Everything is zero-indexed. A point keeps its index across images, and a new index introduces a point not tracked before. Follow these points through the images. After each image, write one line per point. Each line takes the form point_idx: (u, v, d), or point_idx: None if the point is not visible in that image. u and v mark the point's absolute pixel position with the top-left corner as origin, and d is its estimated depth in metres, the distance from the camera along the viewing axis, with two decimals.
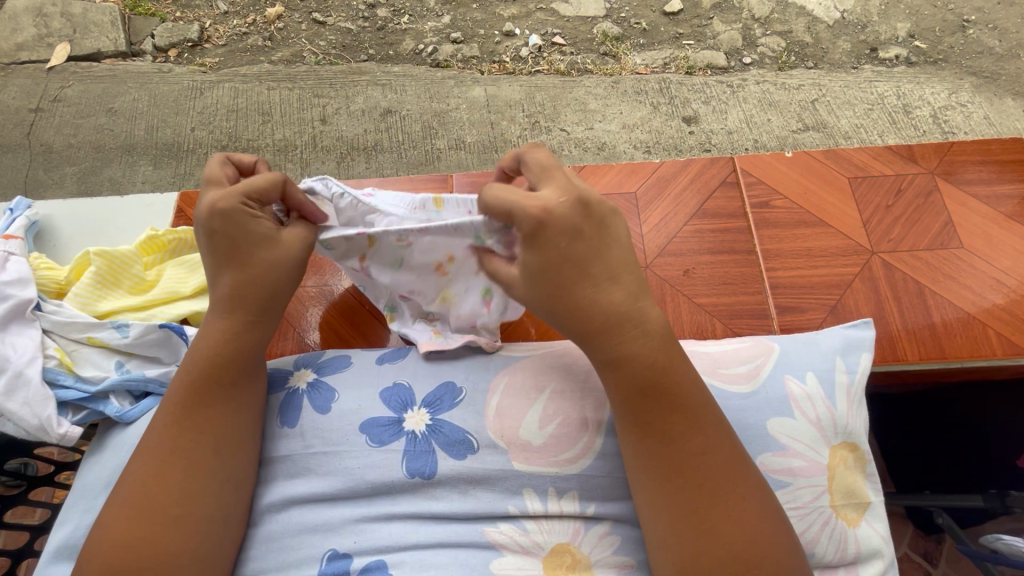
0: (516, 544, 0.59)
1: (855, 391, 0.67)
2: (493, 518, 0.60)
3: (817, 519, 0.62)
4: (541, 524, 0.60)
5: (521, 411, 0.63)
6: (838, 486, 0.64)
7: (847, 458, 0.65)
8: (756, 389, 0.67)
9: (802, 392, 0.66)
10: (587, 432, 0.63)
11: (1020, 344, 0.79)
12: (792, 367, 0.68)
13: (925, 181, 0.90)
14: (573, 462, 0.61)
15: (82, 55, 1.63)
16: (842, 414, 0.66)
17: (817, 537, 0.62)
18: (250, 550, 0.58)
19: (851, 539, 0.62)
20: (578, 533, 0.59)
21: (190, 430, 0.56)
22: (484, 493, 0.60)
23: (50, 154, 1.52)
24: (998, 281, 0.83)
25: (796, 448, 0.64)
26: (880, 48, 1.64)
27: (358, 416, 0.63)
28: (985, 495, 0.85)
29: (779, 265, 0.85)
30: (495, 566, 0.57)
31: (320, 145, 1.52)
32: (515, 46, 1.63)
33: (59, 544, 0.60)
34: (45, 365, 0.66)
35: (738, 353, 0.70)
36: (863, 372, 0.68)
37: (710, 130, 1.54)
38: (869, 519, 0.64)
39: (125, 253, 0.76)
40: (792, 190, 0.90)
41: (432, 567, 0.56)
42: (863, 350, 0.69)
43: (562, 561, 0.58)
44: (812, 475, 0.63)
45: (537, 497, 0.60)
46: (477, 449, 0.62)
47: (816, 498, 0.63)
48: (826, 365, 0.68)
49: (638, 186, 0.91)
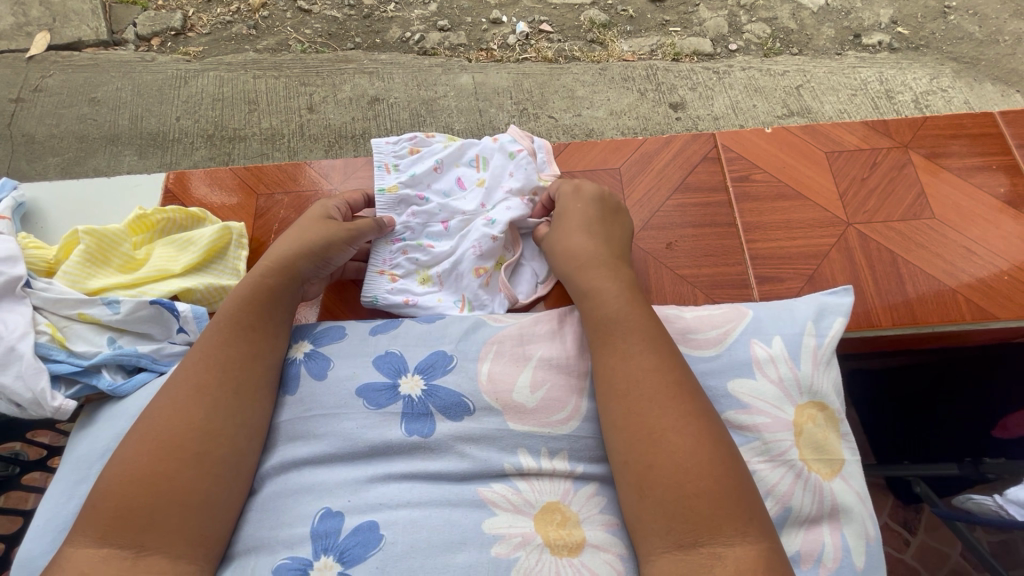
0: (508, 503, 0.58)
1: (823, 353, 0.68)
2: (487, 477, 0.60)
3: (789, 472, 0.63)
4: (533, 484, 0.60)
5: (513, 377, 0.65)
6: (807, 442, 0.65)
7: (816, 416, 0.66)
8: (720, 353, 0.69)
9: (766, 355, 0.68)
10: (574, 396, 0.64)
11: (992, 312, 0.82)
12: (760, 332, 0.70)
13: (899, 155, 0.93)
14: (564, 423, 0.63)
15: (63, 44, 1.61)
16: (806, 374, 0.68)
17: (791, 490, 0.63)
18: (248, 514, 0.58)
19: (826, 492, 0.63)
20: (568, 493, 0.60)
21: (198, 396, 0.58)
22: (481, 453, 0.61)
23: (32, 144, 1.51)
24: (970, 250, 0.86)
25: (758, 406, 0.66)
26: (863, 34, 1.66)
27: (352, 382, 0.65)
28: (962, 464, 0.88)
29: (759, 237, 0.87)
30: (486, 524, 0.56)
31: (307, 133, 1.52)
32: (502, 34, 1.63)
33: (54, 511, 0.60)
34: (37, 340, 0.67)
35: (711, 319, 0.72)
36: (835, 335, 0.70)
37: (696, 116, 1.56)
38: (843, 476, 0.65)
39: (114, 231, 0.77)
40: (769, 163, 0.92)
41: (424, 528, 0.55)
42: (837, 315, 0.71)
43: (553, 518, 0.58)
44: (777, 431, 0.65)
45: (531, 455, 0.61)
46: (474, 411, 0.63)
47: (785, 452, 0.64)
48: (795, 331, 0.70)
49: (622, 162, 0.93)
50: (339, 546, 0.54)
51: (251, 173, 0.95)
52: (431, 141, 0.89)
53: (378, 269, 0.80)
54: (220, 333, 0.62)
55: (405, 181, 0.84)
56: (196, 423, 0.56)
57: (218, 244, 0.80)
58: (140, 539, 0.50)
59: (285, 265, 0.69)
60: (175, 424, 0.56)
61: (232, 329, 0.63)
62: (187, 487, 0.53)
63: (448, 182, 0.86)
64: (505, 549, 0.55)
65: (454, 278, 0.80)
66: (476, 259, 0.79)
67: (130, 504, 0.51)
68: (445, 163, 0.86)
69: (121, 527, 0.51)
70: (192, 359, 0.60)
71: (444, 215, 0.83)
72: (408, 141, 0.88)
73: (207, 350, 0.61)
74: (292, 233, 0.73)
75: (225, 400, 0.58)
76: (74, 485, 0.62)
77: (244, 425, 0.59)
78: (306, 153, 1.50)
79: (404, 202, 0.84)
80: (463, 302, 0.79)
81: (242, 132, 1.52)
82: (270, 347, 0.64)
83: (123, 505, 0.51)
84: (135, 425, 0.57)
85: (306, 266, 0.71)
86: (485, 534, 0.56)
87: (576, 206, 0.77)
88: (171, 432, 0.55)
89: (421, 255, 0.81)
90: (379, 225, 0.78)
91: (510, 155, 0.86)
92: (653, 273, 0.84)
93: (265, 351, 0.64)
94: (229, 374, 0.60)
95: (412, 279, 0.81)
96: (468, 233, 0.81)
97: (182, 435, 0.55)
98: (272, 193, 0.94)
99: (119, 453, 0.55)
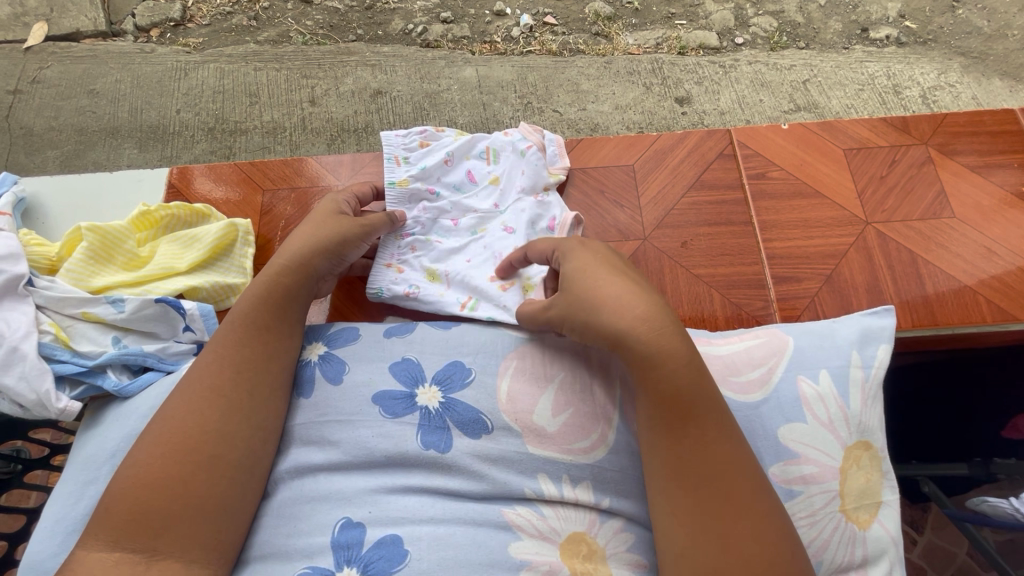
0: (534, 528, 0.57)
1: (870, 387, 0.67)
2: (508, 499, 0.59)
3: (828, 524, 0.63)
4: (558, 511, 0.59)
5: (534, 398, 0.64)
6: (849, 488, 0.64)
7: (860, 458, 0.65)
8: (767, 396, 0.67)
9: (814, 393, 0.66)
10: (600, 423, 0.63)
11: (1011, 312, 0.81)
12: (804, 367, 0.68)
13: (918, 153, 0.91)
14: (588, 452, 0.61)
15: (61, 35, 1.58)
16: (854, 412, 0.66)
17: (828, 541, 0.62)
18: (265, 525, 0.56)
19: (861, 540, 0.63)
20: (594, 524, 0.58)
21: (213, 403, 0.56)
22: (501, 475, 0.59)
23: (30, 137, 1.48)
24: (990, 249, 0.85)
25: (808, 455, 0.64)
26: (870, 29, 1.64)
27: (368, 388, 0.63)
28: (970, 464, 0.89)
29: (775, 237, 0.85)
30: (513, 549, 0.55)
31: (309, 127, 1.50)
32: (506, 26, 1.61)
33: (61, 522, 0.59)
34: (40, 340, 0.65)
35: (752, 355, 0.70)
36: (880, 366, 0.69)
37: (702, 111, 1.54)
38: (880, 520, 0.64)
39: (117, 228, 0.75)
40: (786, 161, 0.91)
41: (451, 547, 0.54)
42: (881, 341, 0.70)
43: (579, 551, 0.57)
44: (824, 480, 0.64)
45: (552, 483, 0.60)
46: (492, 430, 0.61)
47: (827, 504, 0.63)
48: (840, 363, 0.68)
49: (635, 159, 0.91)
50: (363, 558, 0.53)
51: (257, 168, 0.94)
52: (441, 135, 0.87)
53: (386, 262, 0.78)
54: (237, 343, 0.60)
55: (415, 173, 0.82)
56: (209, 426, 0.55)
57: (224, 241, 0.78)
58: (152, 543, 0.49)
59: (298, 264, 0.66)
60: (188, 428, 0.54)
61: (252, 332, 0.61)
62: (201, 492, 0.52)
63: (458, 176, 0.84)
64: None
65: (462, 277, 0.77)
66: (491, 262, 0.78)
67: (142, 509, 0.50)
68: (455, 155, 0.84)
69: (132, 531, 0.49)
70: (207, 362, 0.59)
71: (454, 211, 0.82)
72: (418, 135, 0.86)
73: (223, 355, 0.59)
74: (306, 230, 0.70)
75: (238, 405, 0.57)
76: (82, 488, 0.61)
77: (259, 433, 0.58)
78: (308, 147, 1.48)
79: (413, 196, 0.81)
80: (467, 301, 0.75)
81: (243, 125, 1.50)
82: (283, 349, 0.63)
83: (135, 510, 0.50)
84: (145, 431, 0.55)
85: (322, 264, 0.68)
86: (512, 559, 0.55)
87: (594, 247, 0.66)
88: (185, 435, 0.54)
89: (432, 256, 0.79)
90: (390, 220, 0.76)
91: (522, 153, 0.86)
92: (668, 273, 0.83)
93: (280, 354, 0.62)
94: (242, 377, 0.59)
95: (418, 276, 0.78)
96: (484, 236, 0.81)
97: (195, 443, 0.54)
98: (277, 189, 0.92)
99: (130, 459, 0.53)
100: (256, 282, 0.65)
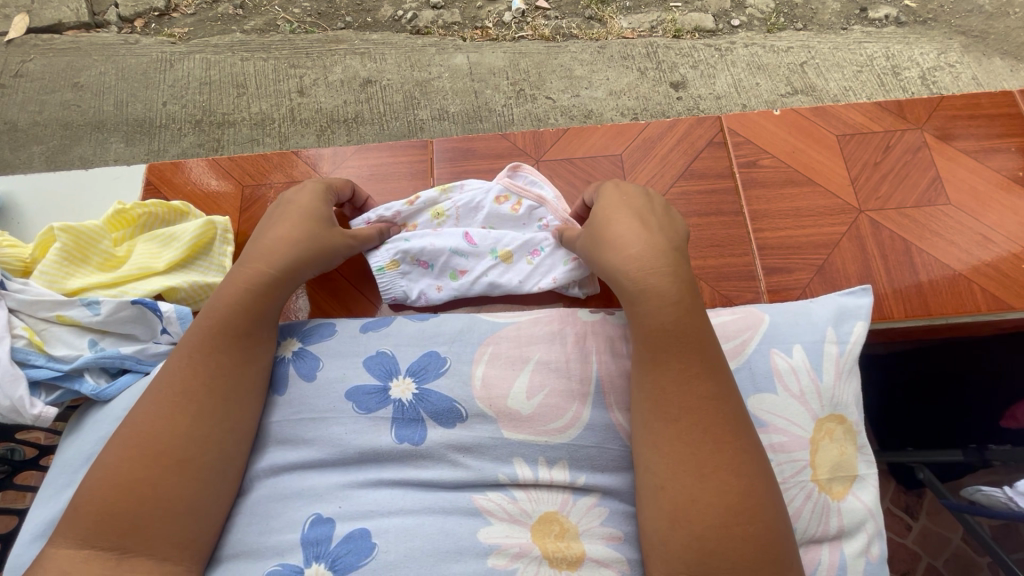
0: (504, 512, 0.56)
1: (845, 361, 0.67)
2: (481, 486, 0.58)
3: (799, 493, 0.62)
4: (530, 493, 0.58)
5: (509, 381, 0.63)
6: (822, 460, 0.63)
7: (834, 431, 0.64)
8: (738, 366, 0.67)
9: (787, 366, 0.66)
10: (576, 402, 0.62)
11: (1005, 300, 0.79)
12: (778, 341, 0.68)
13: (913, 138, 0.89)
14: (563, 432, 0.60)
15: (43, 27, 1.54)
16: (828, 386, 0.66)
17: (800, 510, 0.61)
18: (235, 523, 0.56)
19: (835, 511, 0.62)
20: (567, 503, 0.58)
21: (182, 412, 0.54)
22: (475, 461, 0.59)
23: (15, 132, 1.46)
24: (986, 237, 0.83)
25: (776, 423, 0.64)
26: (869, 8, 1.60)
27: (342, 384, 0.63)
28: (965, 450, 0.86)
29: (767, 226, 0.84)
30: (482, 534, 0.55)
31: (297, 118, 1.46)
32: (498, 11, 1.57)
33: (36, 527, 0.58)
34: (13, 345, 0.64)
35: (724, 327, 0.69)
36: (856, 341, 0.68)
37: (697, 95, 1.50)
38: (855, 493, 0.63)
39: (91, 228, 0.72)
40: (778, 148, 0.89)
41: (419, 536, 0.53)
42: (858, 319, 0.69)
43: (550, 529, 0.56)
44: (793, 449, 0.63)
45: (528, 465, 0.59)
46: (466, 418, 0.61)
47: (797, 473, 0.62)
48: (815, 337, 0.68)
49: (624, 148, 0.89)
50: (331, 554, 0.53)
51: (236, 161, 0.91)
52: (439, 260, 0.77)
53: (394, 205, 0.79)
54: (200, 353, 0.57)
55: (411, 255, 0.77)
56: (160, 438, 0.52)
57: (203, 240, 0.77)
58: (123, 543, 0.48)
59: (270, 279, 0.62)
60: (152, 438, 0.52)
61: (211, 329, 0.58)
62: (166, 508, 0.50)
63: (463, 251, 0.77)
64: (503, 560, 0.53)
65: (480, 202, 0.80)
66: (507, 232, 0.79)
67: (108, 514, 0.49)
68: (470, 233, 0.78)
69: (103, 530, 0.48)
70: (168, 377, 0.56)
71: (459, 251, 0.77)
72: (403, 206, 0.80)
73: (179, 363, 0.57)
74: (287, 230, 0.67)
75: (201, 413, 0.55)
76: (61, 492, 0.60)
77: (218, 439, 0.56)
78: (297, 138, 1.45)
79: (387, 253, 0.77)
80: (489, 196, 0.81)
81: (230, 117, 1.46)
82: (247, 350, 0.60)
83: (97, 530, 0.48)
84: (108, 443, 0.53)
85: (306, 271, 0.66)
86: (480, 544, 0.54)
87: (616, 204, 0.66)
88: (149, 442, 0.52)
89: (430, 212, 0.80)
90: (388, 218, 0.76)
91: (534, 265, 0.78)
92: None
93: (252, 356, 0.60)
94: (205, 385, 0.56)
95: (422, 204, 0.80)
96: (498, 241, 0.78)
97: (159, 448, 0.52)
98: (261, 182, 0.90)
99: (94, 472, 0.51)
100: (229, 282, 0.62)
